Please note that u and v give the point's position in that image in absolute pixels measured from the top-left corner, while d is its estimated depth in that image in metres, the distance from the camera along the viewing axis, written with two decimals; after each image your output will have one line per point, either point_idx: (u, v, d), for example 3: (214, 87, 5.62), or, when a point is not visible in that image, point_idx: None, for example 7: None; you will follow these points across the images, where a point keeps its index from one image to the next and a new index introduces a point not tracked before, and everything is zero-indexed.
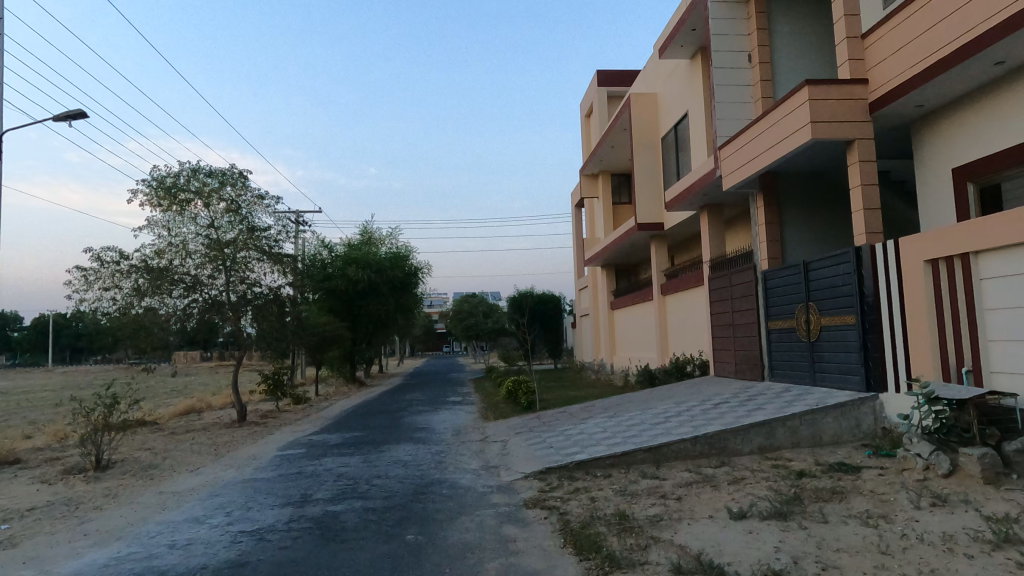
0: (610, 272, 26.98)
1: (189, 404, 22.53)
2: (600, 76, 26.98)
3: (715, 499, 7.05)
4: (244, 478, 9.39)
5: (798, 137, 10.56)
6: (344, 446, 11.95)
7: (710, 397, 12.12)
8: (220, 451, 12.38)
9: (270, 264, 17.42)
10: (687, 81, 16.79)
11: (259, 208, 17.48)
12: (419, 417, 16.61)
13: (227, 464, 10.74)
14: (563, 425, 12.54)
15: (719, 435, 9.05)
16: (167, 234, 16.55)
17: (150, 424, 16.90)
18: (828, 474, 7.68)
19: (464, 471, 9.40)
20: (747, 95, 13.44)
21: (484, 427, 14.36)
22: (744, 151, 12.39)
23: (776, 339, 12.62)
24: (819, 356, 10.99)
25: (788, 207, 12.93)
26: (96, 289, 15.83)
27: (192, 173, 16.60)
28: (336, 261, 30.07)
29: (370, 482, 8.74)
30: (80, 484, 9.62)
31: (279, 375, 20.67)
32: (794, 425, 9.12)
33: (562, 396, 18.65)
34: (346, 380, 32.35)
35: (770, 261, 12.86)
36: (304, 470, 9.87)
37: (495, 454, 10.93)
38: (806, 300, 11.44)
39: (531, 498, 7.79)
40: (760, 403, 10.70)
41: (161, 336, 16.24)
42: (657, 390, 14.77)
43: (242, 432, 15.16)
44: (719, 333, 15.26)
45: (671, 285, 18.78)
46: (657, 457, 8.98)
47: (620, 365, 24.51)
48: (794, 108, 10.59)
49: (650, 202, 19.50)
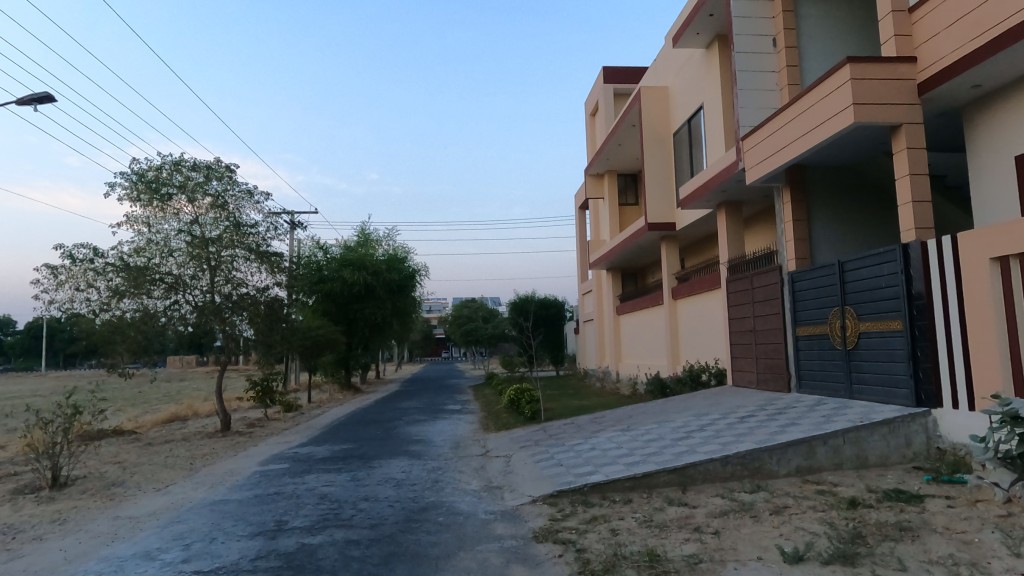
0: (616, 275, 25.96)
1: (174, 411, 21.41)
2: (606, 73, 26.04)
3: (761, 534, 5.98)
4: (214, 500, 8.29)
5: (836, 122, 9.53)
6: (330, 461, 10.85)
7: (733, 410, 11.04)
8: (194, 466, 11.26)
9: (257, 263, 16.39)
10: (702, 71, 15.85)
11: (247, 204, 16.48)
12: (416, 428, 15.50)
13: (200, 482, 9.65)
14: (572, 439, 11.45)
15: (753, 454, 7.98)
16: (146, 231, 15.50)
17: (126, 433, 15.82)
18: (886, 505, 6.57)
19: (464, 494, 8.31)
20: (772, 82, 12.46)
21: (484, 440, 13.29)
22: (772, 140, 11.38)
23: (805, 347, 11.58)
24: (859, 367, 9.92)
25: (817, 203, 11.92)
26: (67, 289, 14.74)
27: (174, 166, 15.56)
28: (331, 263, 28.99)
29: (355, 507, 7.65)
30: (29, 508, 8.54)
31: (268, 381, 19.52)
32: (836, 444, 8.06)
33: (567, 405, 17.56)
34: (341, 386, 31.20)
35: (799, 262, 11.82)
36: (283, 489, 8.77)
37: (498, 472, 9.83)
38: (841, 303, 10.39)
39: (541, 529, 6.69)
40: (792, 418, 9.64)
41: (158, 342, 15.50)
42: (673, 401, 13.70)
43: (223, 444, 14.04)
44: (738, 340, 14.19)
45: (683, 289, 17.73)
46: (682, 479, 7.91)
47: (627, 373, 23.46)
48: (831, 91, 9.57)
49: (661, 201, 18.47)
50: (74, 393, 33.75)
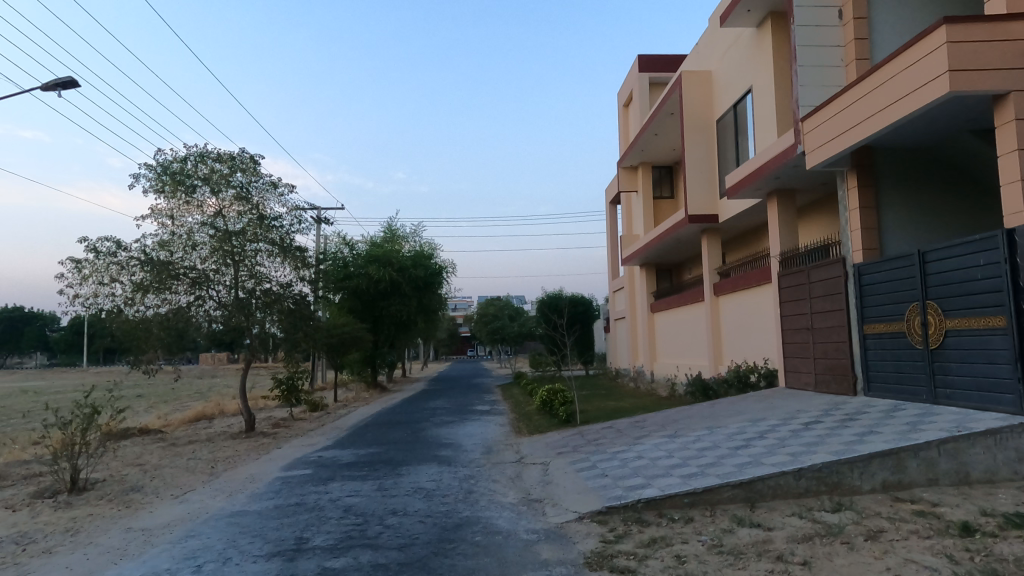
0: (650, 271, 24.86)
1: (200, 410, 21.10)
2: (641, 61, 24.91)
3: (861, 568, 5.01)
4: (233, 510, 7.65)
5: (923, 94, 8.42)
6: (355, 467, 10.17)
7: (794, 416, 9.99)
8: (216, 469, 10.71)
9: (281, 258, 15.88)
10: (751, 51, 14.72)
11: (272, 196, 15.98)
12: (445, 430, 14.76)
13: (219, 488, 9.07)
14: (613, 445, 10.54)
15: (831, 467, 6.97)
16: (170, 225, 15.10)
17: (151, 432, 15.48)
18: (1008, 533, 5.52)
19: (501, 508, 7.50)
20: (836, 58, 11.36)
21: (517, 444, 12.47)
22: (838, 119, 10.28)
23: (875, 346, 10.48)
24: (945, 369, 8.82)
25: (887, 188, 10.77)
26: (91, 284, 14.41)
27: (199, 158, 15.14)
28: (357, 260, 28.51)
29: (383, 523, 6.90)
30: (43, 515, 8.05)
31: (293, 380, 19.05)
32: (930, 457, 7.00)
33: (603, 407, 16.64)
34: (367, 384, 30.74)
35: (866, 253, 10.71)
36: (305, 500, 8.08)
37: (537, 482, 8.99)
38: (923, 297, 9.28)
39: (594, 553, 5.83)
40: (868, 425, 8.56)
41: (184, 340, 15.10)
42: (721, 404, 12.68)
43: (247, 445, 13.53)
44: (792, 339, 13.09)
45: (727, 284, 16.62)
46: (748, 496, 6.96)
47: (663, 373, 22.37)
48: (917, 59, 8.48)
49: (703, 192, 17.35)
50: (99, 390, 33.96)
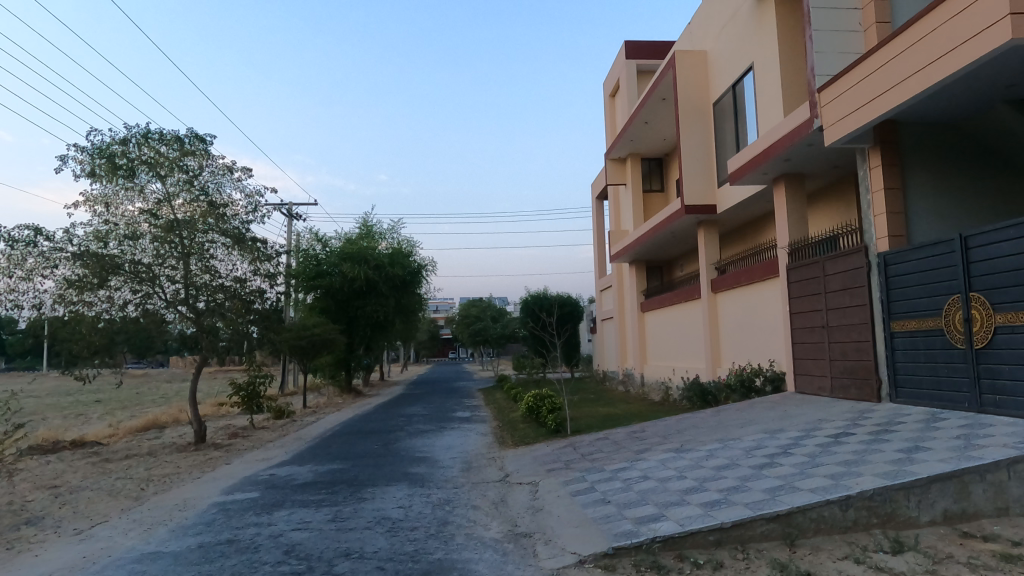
0: (640, 269, 23.66)
1: (152, 418, 19.18)
2: (628, 48, 23.71)
3: None
4: (142, 554, 6.07)
5: (968, 50, 7.20)
6: (310, 491, 8.62)
7: (819, 426, 8.72)
8: (143, 494, 9.03)
9: (235, 250, 14.27)
10: (752, 26, 13.54)
11: (226, 181, 14.38)
12: (419, 441, 13.22)
13: (138, 520, 7.45)
14: (611, 461, 9.16)
15: (884, 494, 5.68)
16: (106, 213, 13.36)
17: (83, 446, 13.62)
18: None
19: (479, 547, 6.06)
20: (853, 23, 10.22)
21: (500, 459, 11.02)
22: (862, 87, 9.04)
23: (905, 346, 9.28)
24: (995, 373, 7.63)
25: (913, 167, 9.60)
26: (5, 278, 12.57)
27: (142, 138, 13.44)
28: (331, 257, 26.82)
29: (329, 571, 5.40)
30: None
31: (254, 386, 17.23)
32: (999, 480, 5.76)
33: (593, 414, 15.27)
34: (341, 389, 29.00)
35: (892, 240, 9.54)
36: (238, 537, 6.53)
37: (524, 509, 7.55)
38: (965, 289, 8.10)
39: None
40: (911, 438, 7.30)
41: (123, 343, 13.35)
42: (729, 412, 11.37)
43: (191, 461, 11.83)
44: (803, 339, 11.87)
45: (727, 280, 15.42)
46: (786, 531, 5.63)
47: (655, 376, 21.08)
48: (961, 9, 7.26)
49: (699, 181, 16.12)
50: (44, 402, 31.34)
